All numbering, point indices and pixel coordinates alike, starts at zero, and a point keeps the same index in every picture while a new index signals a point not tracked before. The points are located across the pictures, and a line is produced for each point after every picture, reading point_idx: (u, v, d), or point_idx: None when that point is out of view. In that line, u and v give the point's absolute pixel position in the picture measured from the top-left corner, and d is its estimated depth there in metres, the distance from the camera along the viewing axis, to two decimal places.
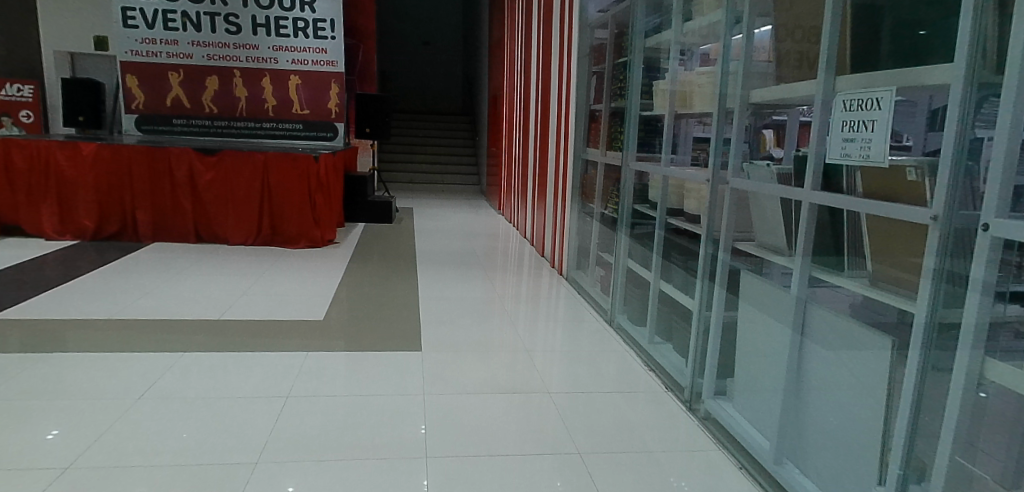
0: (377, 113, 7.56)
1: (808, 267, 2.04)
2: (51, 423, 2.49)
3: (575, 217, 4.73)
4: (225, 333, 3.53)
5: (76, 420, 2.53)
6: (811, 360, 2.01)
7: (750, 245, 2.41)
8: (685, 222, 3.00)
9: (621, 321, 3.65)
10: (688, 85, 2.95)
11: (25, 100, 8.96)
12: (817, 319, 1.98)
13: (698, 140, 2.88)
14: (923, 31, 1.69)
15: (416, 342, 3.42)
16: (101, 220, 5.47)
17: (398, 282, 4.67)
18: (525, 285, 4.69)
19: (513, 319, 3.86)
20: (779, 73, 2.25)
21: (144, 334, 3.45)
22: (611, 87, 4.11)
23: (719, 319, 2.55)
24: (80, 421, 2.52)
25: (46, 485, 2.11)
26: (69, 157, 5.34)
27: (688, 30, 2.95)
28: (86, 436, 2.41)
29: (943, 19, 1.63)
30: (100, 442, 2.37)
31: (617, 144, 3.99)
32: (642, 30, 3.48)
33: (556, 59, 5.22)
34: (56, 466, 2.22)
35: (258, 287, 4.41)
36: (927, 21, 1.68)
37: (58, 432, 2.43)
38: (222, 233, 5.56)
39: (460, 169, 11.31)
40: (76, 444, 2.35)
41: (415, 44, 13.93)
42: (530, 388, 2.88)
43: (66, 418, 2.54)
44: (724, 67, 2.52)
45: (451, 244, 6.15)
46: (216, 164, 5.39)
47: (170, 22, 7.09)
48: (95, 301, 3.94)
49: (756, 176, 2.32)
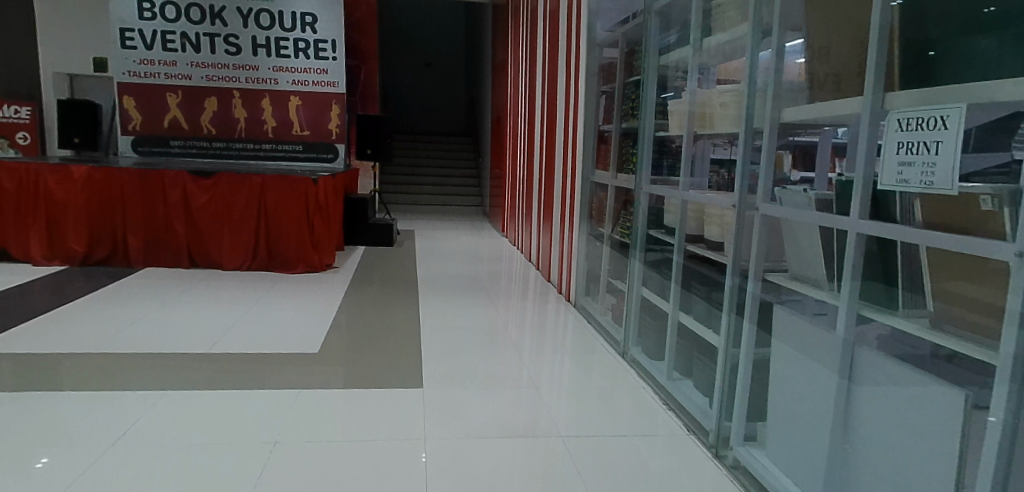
0: (378, 135, 7.40)
1: (856, 305, 1.84)
2: (44, 450, 2.43)
3: (583, 242, 4.55)
4: (211, 367, 3.31)
5: (69, 445, 2.47)
6: (861, 409, 1.80)
7: (783, 277, 2.22)
8: (705, 249, 2.79)
9: (635, 354, 3.41)
10: (708, 104, 2.76)
11: (23, 122, 8.91)
12: (868, 364, 1.77)
13: (723, 163, 2.68)
14: (933, 51, 1.61)
15: (417, 379, 3.19)
16: (92, 245, 5.28)
17: (398, 310, 4.46)
18: (530, 312, 4.49)
19: (519, 350, 3.65)
20: (813, 90, 2.07)
21: (126, 369, 3.23)
22: (621, 107, 3.95)
23: (748, 359, 2.34)
24: (73, 447, 2.46)
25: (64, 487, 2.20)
26: (59, 180, 5.15)
27: (707, 48, 2.76)
28: (78, 462, 2.37)
29: (951, 37, 1.55)
30: (92, 470, 2.32)
31: (629, 166, 3.82)
32: (656, 47, 3.30)
33: (563, 81, 5.06)
34: (56, 486, 2.21)
35: (252, 316, 4.20)
36: (937, 41, 1.60)
37: (47, 460, 2.37)
38: (216, 257, 5.36)
39: (462, 190, 11.14)
40: (73, 468, 2.32)
41: (417, 66, 13.87)
42: (541, 430, 2.65)
43: (60, 443, 2.48)
44: (751, 85, 2.33)
45: (454, 268, 5.94)
46: (212, 187, 5.22)
47: (169, 43, 7.01)
48: (80, 332, 3.73)
49: (791, 202, 2.12)
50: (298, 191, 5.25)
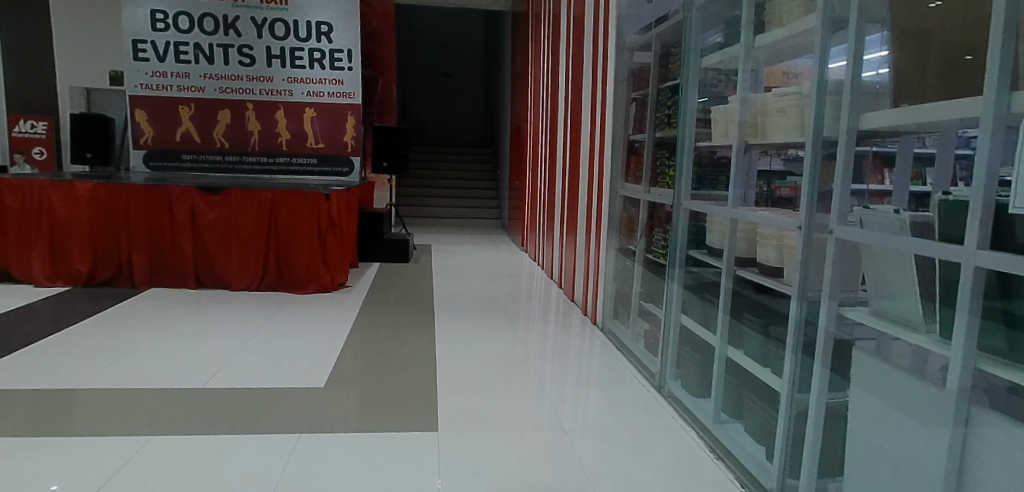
0: (394, 147, 7.13)
1: (973, 355, 1.49)
2: (55, 476, 2.37)
3: (611, 261, 4.20)
4: (207, 403, 3.02)
5: (82, 475, 2.39)
6: (983, 480, 1.47)
7: (862, 313, 1.87)
8: (758, 275, 2.43)
9: (673, 389, 3.04)
10: (764, 110, 2.41)
11: (39, 137, 8.82)
12: (992, 429, 1.44)
13: (780, 176, 2.35)
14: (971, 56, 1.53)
15: (432, 419, 2.87)
16: (96, 265, 5.05)
17: (413, 334, 4.14)
18: (552, 337, 4.15)
19: (543, 384, 3.31)
20: (899, 89, 1.72)
21: (117, 406, 2.97)
22: (655, 114, 3.61)
23: (820, 404, 1.98)
24: (83, 477, 2.38)
25: (100, 486, 2.32)
26: (62, 197, 4.95)
27: (764, 45, 2.39)
28: (97, 477, 2.38)
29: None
30: (110, 484, 2.33)
31: (664, 180, 3.48)
32: (698, 48, 2.95)
33: (589, 88, 4.74)
34: (92, 484, 2.33)
35: (259, 341, 3.92)
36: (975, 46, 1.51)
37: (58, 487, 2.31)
38: (223, 277, 5.11)
39: (481, 203, 10.84)
40: (98, 477, 2.37)
41: (435, 76, 13.66)
42: (572, 487, 2.31)
43: (76, 471, 2.41)
44: (821, 86, 1.99)
45: (473, 286, 5.63)
46: (220, 203, 4.97)
47: (182, 55, 6.83)
48: (72, 361, 3.47)
49: (875, 224, 1.78)
50: (309, 207, 4.98)
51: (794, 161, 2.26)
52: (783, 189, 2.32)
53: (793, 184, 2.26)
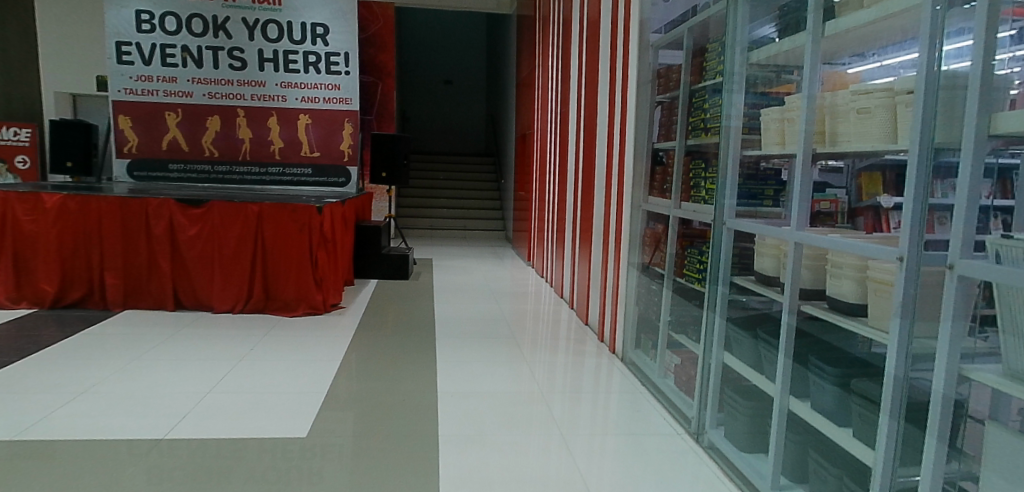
0: (393, 156, 6.72)
1: None
2: None
3: (631, 284, 3.75)
4: (173, 454, 2.59)
5: None
6: None
7: (993, 375, 1.43)
8: (827, 311, 2.00)
9: (714, 439, 2.60)
10: (835, 112, 1.99)
11: (22, 145, 8.36)
12: None
13: (819, 188, 2.12)
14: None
15: (433, 478, 2.43)
16: (65, 286, 4.63)
17: (411, 365, 3.70)
18: (565, 370, 3.69)
19: (560, 431, 2.86)
20: None
21: (64, 461, 2.52)
22: (687, 119, 3.19)
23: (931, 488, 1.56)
24: None
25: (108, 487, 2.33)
26: (28, 211, 4.54)
27: (841, 31, 1.97)
28: (98, 485, 2.35)
29: None
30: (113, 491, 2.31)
31: (697, 194, 3.05)
32: (745, 40, 2.53)
33: (607, 90, 4.31)
34: (101, 485, 2.35)
35: (237, 374, 3.49)
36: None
37: None
38: (205, 298, 4.68)
39: (483, 214, 10.42)
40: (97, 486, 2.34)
41: (436, 83, 13.26)
42: None
43: None
44: (931, 80, 1.57)
45: (478, 308, 5.19)
46: (201, 217, 4.56)
47: (169, 58, 6.42)
48: (23, 401, 3.05)
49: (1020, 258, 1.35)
50: (300, 222, 4.55)
51: (830, 171, 2.10)
52: (821, 203, 2.13)
53: (834, 196, 2.10)
